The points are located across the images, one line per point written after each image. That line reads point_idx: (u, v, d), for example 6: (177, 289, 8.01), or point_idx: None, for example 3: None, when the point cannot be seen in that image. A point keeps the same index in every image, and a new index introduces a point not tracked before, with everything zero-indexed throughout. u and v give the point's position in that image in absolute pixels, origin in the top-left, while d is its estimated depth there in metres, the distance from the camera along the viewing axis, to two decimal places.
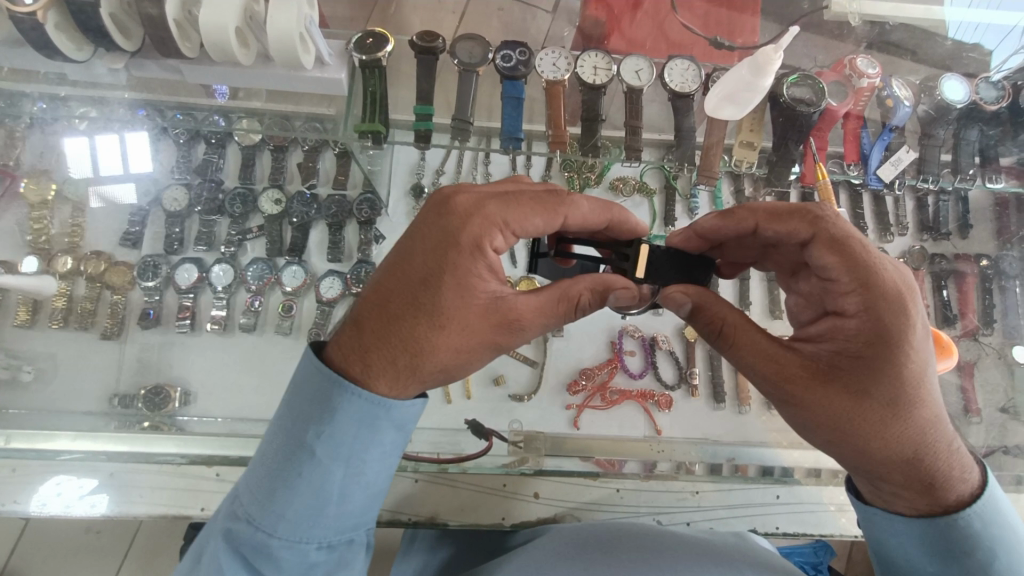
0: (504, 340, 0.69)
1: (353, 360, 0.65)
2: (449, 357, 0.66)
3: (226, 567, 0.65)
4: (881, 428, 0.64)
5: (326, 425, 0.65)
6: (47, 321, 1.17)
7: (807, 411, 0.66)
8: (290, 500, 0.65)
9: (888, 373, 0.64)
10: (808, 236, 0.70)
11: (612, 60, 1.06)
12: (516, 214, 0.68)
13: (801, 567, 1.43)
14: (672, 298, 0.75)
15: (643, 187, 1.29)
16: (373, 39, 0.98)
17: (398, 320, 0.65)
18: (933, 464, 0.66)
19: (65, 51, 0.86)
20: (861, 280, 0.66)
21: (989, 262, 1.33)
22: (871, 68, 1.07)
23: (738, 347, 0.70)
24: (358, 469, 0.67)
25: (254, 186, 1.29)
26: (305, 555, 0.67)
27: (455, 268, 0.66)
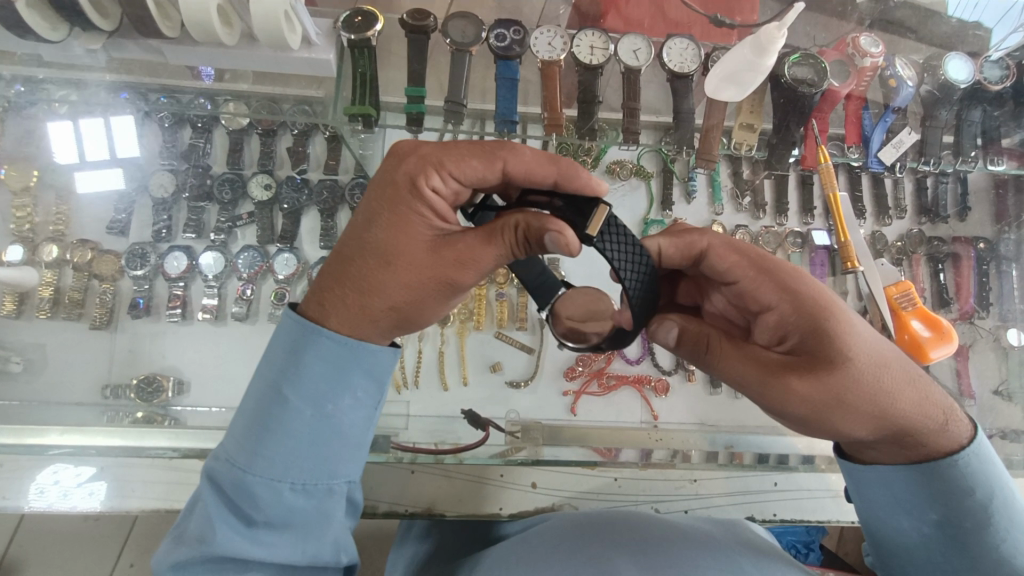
0: (456, 277, 0.66)
1: (310, 302, 0.67)
2: (402, 297, 0.65)
3: (207, 505, 0.63)
4: (862, 395, 0.62)
5: (297, 364, 0.65)
6: (33, 311, 1.15)
7: (801, 404, 0.63)
8: (263, 438, 0.64)
9: (839, 338, 0.64)
10: (705, 246, 0.72)
11: (609, 39, 1.03)
12: (450, 155, 0.66)
13: (793, 546, 1.45)
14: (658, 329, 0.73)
15: (640, 170, 1.26)
16: (362, 18, 0.95)
17: (347, 261, 0.65)
18: (927, 411, 0.66)
19: (40, 31, 0.83)
20: (760, 267, 0.70)
21: (987, 244, 1.32)
22: (874, 47, 1.05)
23: (722, 361, 0.69)
24: (331, 412, 0.66)
25: (243, 171, 1.25)
26: (281, 496, 0.64)
27: (394, 207, 0.65)
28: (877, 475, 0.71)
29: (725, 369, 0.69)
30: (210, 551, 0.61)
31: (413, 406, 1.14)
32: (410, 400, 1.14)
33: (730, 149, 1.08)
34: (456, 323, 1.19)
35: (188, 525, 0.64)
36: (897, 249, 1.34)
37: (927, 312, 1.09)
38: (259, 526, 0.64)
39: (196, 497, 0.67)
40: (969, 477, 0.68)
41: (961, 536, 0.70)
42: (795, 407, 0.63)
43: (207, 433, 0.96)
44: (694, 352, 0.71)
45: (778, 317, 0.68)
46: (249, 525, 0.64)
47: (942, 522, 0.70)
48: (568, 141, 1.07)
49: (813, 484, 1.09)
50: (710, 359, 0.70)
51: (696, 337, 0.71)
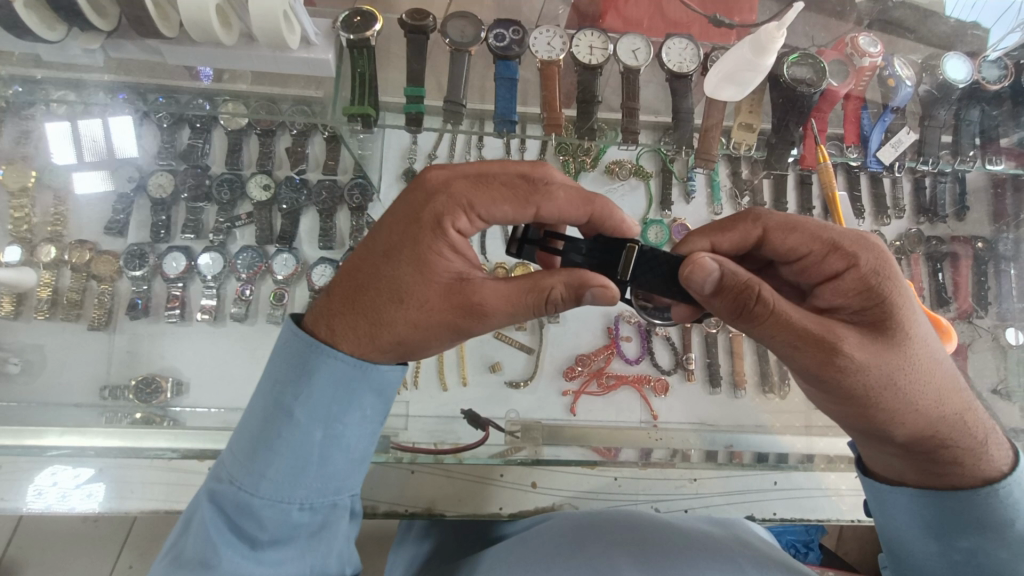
0: (467, 324, 0.65)
1: (320, 325, 0.66)
2: (411, 333, 0.64)
3: (210, 528, 0.63)
4: (911, 384, 0.61)
5: (304, 385, 0.64)
6: (31, 312, 1.15)
7: (855, 377, 0.60)
8: (269, 458, 0.64)
9: (903, 321, 0.62)
10: (759, 232, 0.68)
11: (608, 39, 1.03)
12: (482, 197, 0.65)
13: (792, 545, 1.45)
14: (699, 266, 0.62)
15: (639, 170, 1.26)
16: (361, 18, 0.95)
17: (361, 290, 0.64)
18: (965, 420, 0.65)
19: (37, 31, 0.82)
20: (829, 242, 0.65)
21: (985, 244, 1.32)
22: (873, 47, 1.05)
23: (771, 322, 0.60)
24: (338, 432, 0.67)
25: (242, 171, 1.25)
26: (287, 515, 0.65)
27: (415, 243, 0.64)
28: (904, 492, 0.70)
29: (777, 328, 0.60)
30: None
31: (412, 406, 1.14)
32: (409, 400, 1.14)
33: (730, 149, 1.08)
34: None
35: (188, 547, 0.63)
36: (896, 249, 1.34)
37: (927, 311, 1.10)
38: (264, 546, 0.65)
39: (194, 515, 0.66)
40: (1007, 507, 0.67)
41: (985, 565, 0.69)
42: (846, 381, 0.60)
43: (206, 434, 0.96)
44: (736, 307, 0.62)
45: (839, 287, 0.64)
46: (254, 547, 0.64)
47: (967, 548, 0.69)
48: (567, 141, 1.07)
49: (812, 484, 1.09)
50: (752, 321, 0.62)
51: (739, 288, 0.61)
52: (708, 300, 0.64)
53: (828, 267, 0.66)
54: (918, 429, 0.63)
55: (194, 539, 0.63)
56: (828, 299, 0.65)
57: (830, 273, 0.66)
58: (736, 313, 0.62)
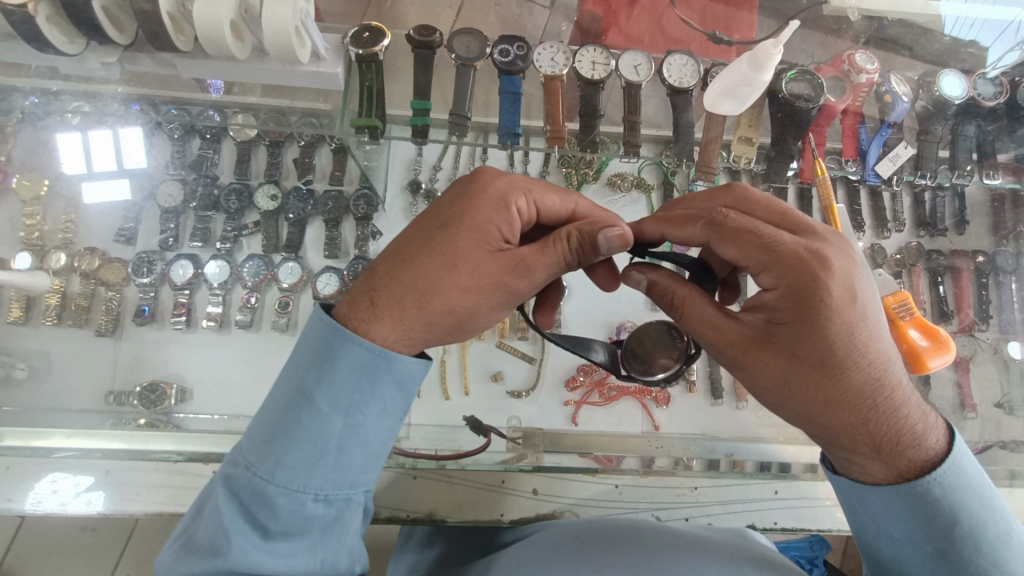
0: (515, 287, 0.69)
1: (361, 304, 0.67)
2: (460, 298, 0.67)
3: (223, 514, 0.63)
4: (806, 391, 0.63)
5: (326, 373, 0.65)
6: (40, 318, 1.16)
7: (744, 374, 0.67)
8: (286, 445, 0.65)
9: (811, 340, 0.62)
10: (704, 238, 0.68)
11: (610, 55, 1.05)
12: (538, 185, 0.72)
13: (796, 561, 1.44)
14: (631, 277, 0.75)
15: (641, 183, 1.28)
16: (369, 33, 0.97)
17: (411, 261, 0.67)
18: (888, 432, 0.64)
19: (57, 45, 0.85)
20: (767, 258, 0.63)
21: (985, 258, 1.33)
22: (869, 64, 1.07)
23: (690, 318, 0.70)
24: (358, 423, 0.67)
25: (250, 181, 1.28)
26: (302, 505, 0.65)
27: (474, 214, 0.68)
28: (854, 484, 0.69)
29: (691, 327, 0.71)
30: (227, 562, 0.62)
31: (415, 415, 1.14)
32: (411, 409, 1.15)
33: (730, 162, 1.10)
34: None
35: (201, 531, 0.64)
36: (896, 261, 1.35)
37: (926, 323, 1.09)
38: (275, 537, 0.65)
39: (207, 500, 0.67)
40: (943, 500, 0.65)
41: (947, 552, 0.67)
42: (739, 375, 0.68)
43: (211, 439, 0.97)
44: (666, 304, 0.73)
45: (760, 300, 0.66)
46: (265, 536, 0.65)
47: (922, 538, 0.67)
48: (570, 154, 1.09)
49: (810, 493, 1.10)
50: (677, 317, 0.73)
51: (667, 292, 0.73)
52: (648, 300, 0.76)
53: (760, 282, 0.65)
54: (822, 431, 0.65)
55: (208, 523, 0.64)
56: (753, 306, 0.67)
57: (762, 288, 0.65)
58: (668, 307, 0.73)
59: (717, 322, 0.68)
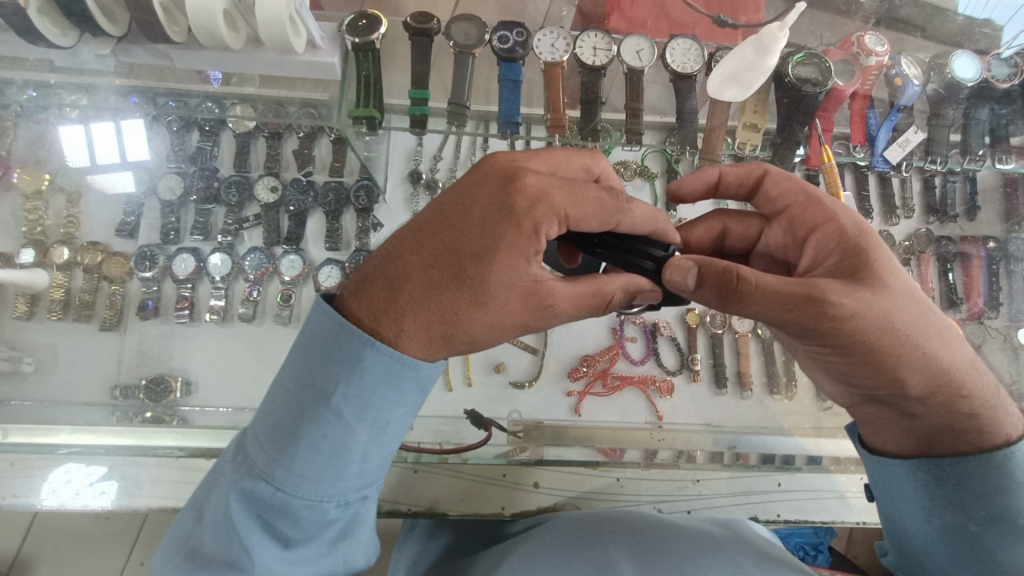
0: (535, 323, 0.66)
1: (382, 321, 0.62)
2: (485, 331, 0.64)
3: (242, 526, 0.63)
4: (897, 318, 0.61)
5: (354, 387, 0.62)
6: (45, 312, 1.16)
7: (849, 327, 0.60)
8: (309, 459, 0.63)
9: (886, 268, 0.64)
10: (762, 173, 0.78)
11: (612, 40, 1.03)
12: (578, 208, 0.64)
13: (801, 547, 1.44)
14: (676, 265, 0.67)
15: (644, 171, 1.26)
16: (365, 21, 0.96)
17: (436, 289, 0.61)
18: (953, 362, 0.65)
19: (49, 36, 0.84)
20: (808, 196, 0.73)
21: (996, 244, 1.31)
22: (879, 46, 1.04)
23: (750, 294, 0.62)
24: (382, 431, 0.66)
25: (250, 174, 1.27)
26: (324, 512, 0.66)
27: (508, 244, 0.61)
28: (900, 465, 0.73)
29: (761, 302, 0.61)
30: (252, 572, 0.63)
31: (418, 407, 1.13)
32: None
33: (735, 149, 1.08)
34: None
35: (216, 540, 0.64)
36: (905, 248, 1.33)
37: None
38: (296, 543, 0.66)
39: (217, 502, 0.65)
40: (969, 472, 0.69)
41: (981, 541, 0.71)
42: (837, 331, 0.61)
43: (214, 433, 0.97)
44: (722, 287, 0.63)
45: (821, 242, 0.69)
46: (286, 542, 0.66)
47: (960, 523, 0.72)
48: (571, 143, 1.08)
49: (815, 485, 1.08)
50: (740, 301, 0.63)
51: (717, 273, 0.64)
52: (691, 294, 0.67)
53: (810, 221, 0.72)
54: (906, 375, 0.64)
55: (223, 530, 0.64)
56: (810, 256, 0.70)
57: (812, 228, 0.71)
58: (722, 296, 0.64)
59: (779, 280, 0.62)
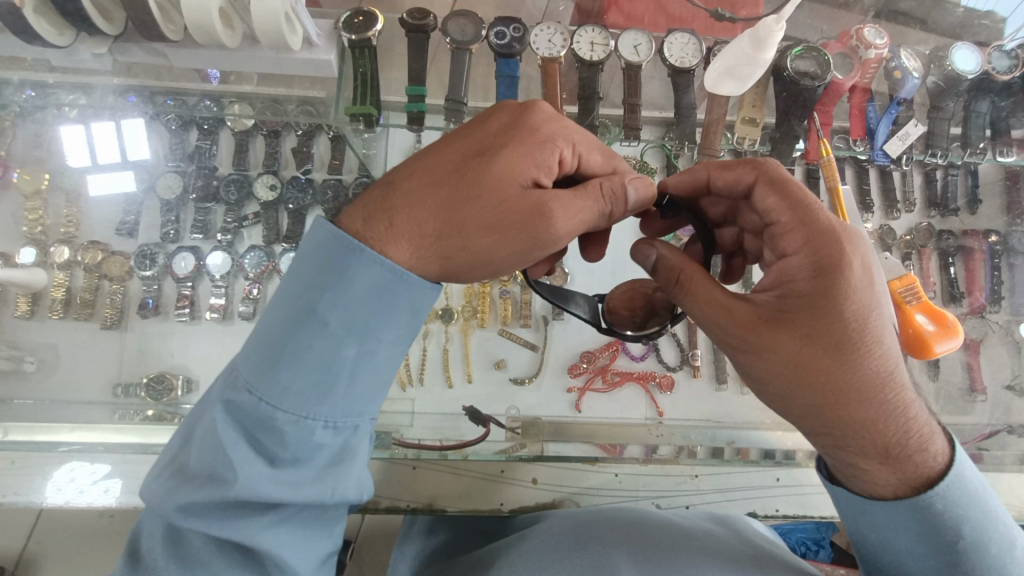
0: (534, 231, 0.65)
1: (375, 220, 0.64)
2: (480, 235, 0.64)
3: (224, 437, 0.59)
4: (814, 366, 0.60)
5: (342, 290, 0.61)
6: (46, 311, 1.17)
7: (754, 353, 0.63)
8: (293, 369, 0.60)
9: (831, 316, 0.60)
10: (750, 180, 0.70)
11: (609, 35, 1.03)
12: (585, 138, 0.71)
13: (802, 543, 1.44)
14: (639, 251, 0.73)
15: (643, 167, 1.19)
16: (362, 18, 0.96)
17: (438, 184, 0.65)
18: (892, 424, 0.60)
19: (45, 36, 0.84)
20: (798, 215, 0.64)
21: (998, 237, 1.30)
22: (879, 39, 1.03)
23: (698, 299, 0.67)
24: (370, 348, 0.64)
25: (249, 172, 1.27)
26: (310, 433, 0.61)
27: (514, 147, 0.67)
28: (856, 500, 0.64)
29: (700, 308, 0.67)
30: (232, 489, 0.58)
31: (417, 403, 1.14)
32: (414, 398, 1.15)
33: (734, 143, 1.08)
34: (459, 322, 1.21)
35: (197, 458, 0.60)
36: (906, 243, 1.31)
37: (933, 307, 1.06)
38: (284, 464, 0.61)
39: (203, 423, 0.62)
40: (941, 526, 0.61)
41: None
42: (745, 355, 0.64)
43: None
44: (667, 285, 0.71)
45: (783, 270, 0.64)
46: (271, 464, 0.61)
47: (924, 574, 0.63)
48: None
49: (816, 480, 1.08)
50: (682, 298, 0.69)
51: (669, 270, 0.70)
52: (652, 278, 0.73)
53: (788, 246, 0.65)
54: (822, 424, 0.61)
55: (205, 450, 0.60)
56: (771, 280, 0.65)
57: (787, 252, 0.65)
58: (672, 289, 0.70)
59: (722, 300, 0.65)
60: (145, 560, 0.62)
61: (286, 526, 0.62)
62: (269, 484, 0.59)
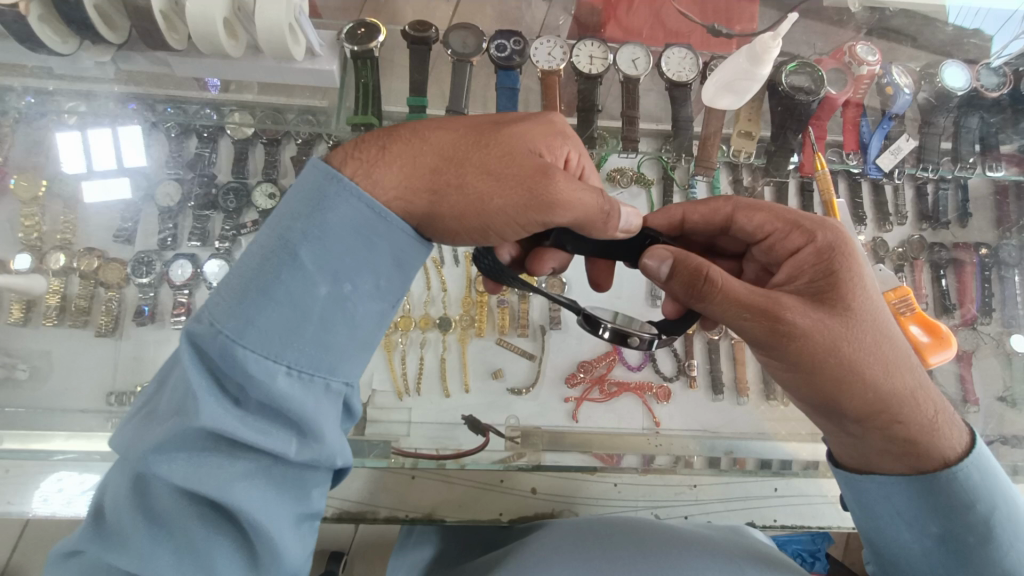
0: (531, 187, 0.65)
1: (372, 150, 0.66)
2: (477, 179, 0.65)
3: (189, 373, 0.58)
4: (859, 344, 0.64)
5: (318, 228, 0.61)
6: (40, 318, 1.16)
7: (800, 337, 0.64)
8: (266, 307, 0.59)
9: (854, 291, 0.66)
10: (729, 210, 0.79)
11: (608, 49, 1.04)
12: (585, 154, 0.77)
13: (798, 554, 1.45)
14: (654, 254, 0.71)
15: (640, 178, 1.20)
16: (364, 29, 0.97)
17: (443, 135, 0.68)
18: (918, 392, 0.67)
19: (50, 44, 0.85)
20: (790, 221, 0.73)
21: (989, 250, 1.32)
22: (871, 55, 1.05)
23: (722, 293, 0.66)
24: (347, 295, 0.63)
25: (248, 180, 1.26)
26: (275, 376, 0.59)
27: (525, 125, 0.71)
28: (877, 481, 0.70)
29: (720, 306, 0.67)
30: (196, 423, 0.56)
31: (415, 412, 1.14)
32: (411, 407, 1.15)
33: (730, 156, 1.10)
34: (457, 331, 1.21)
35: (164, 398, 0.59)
36: (899, 255, 1.32)
37: (927, 317, 1.08)
38: (249, 408, 0.60)
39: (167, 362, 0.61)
40: (970, 488, 0.67)
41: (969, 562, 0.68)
42: (780, 341, 0.65)
43: None
44: (688, 287, 0.69)
45: (798, 263, 0.70)
46: (238, 407, 0.59)
47: (949, 541, 0.69)
48: None
49: (814, 491, 1.09)
50: (704, 301, 0.68)
51: (691, 272, 0.68)
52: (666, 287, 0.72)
53: (791, 244, 0.73)
54: (870, 401, 0.65)
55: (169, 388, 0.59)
56: (786, 274, 0.71)
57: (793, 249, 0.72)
58: (689, 292, 0.69)
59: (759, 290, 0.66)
60: (112, 519, 0.60)
61: (256, 481, 0.60)
62: (232, 423, 0.58)
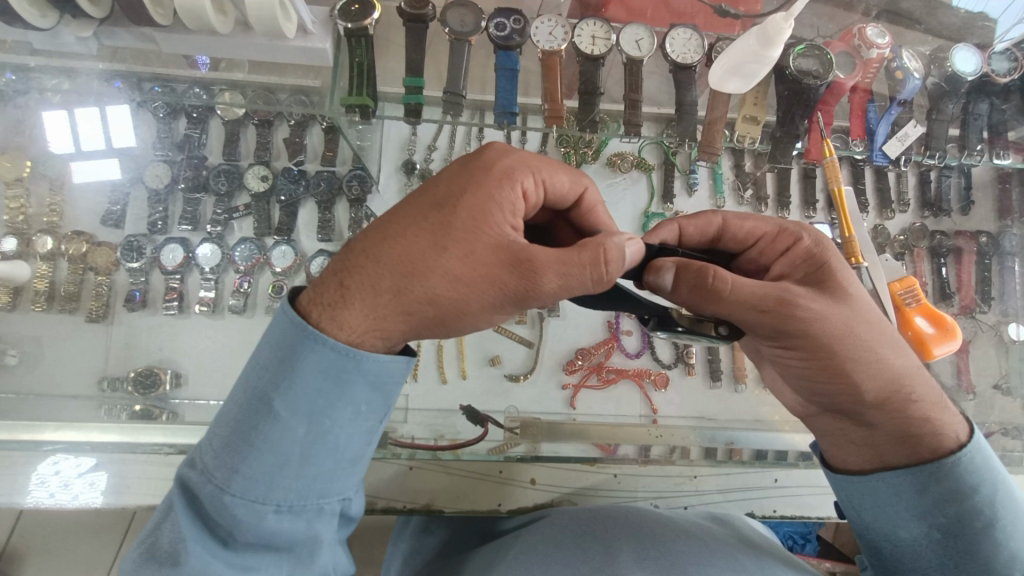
0: (515, 284, 0.60)
1: (328, 287, 0.60)
2: (449, 288, 0.59)
3: (181, 522, 0.59)
4: (865, 324, 0.66)
5: (289, 375, 0.58)
6: (28, 304, 1.13)
7: (810, 326, 0.64)
8: (246, 457, 0.58)
9: (847, 280, 0.68)
10: (720, 222, 0.77)
11: (611, 29, 1.01)
12: (547, 167, 0.67)
13: (789, 535, 1.47)
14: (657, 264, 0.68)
15: (641, 163, 1.22)
16: (358, 5, 0.91)
17: (390, 242, 0.59)
18: (919, 374, 0.69)
19: (28, 18, 0.82)
20: (779, 225, 0.74)
21: (989, 238, 1.31)
22: (881, 38, 1.03)
23: (728, 293, 0.64)
24: (326, 427, 0.60)
25: (240, 162, 1.23)
26: (261, 518, 0.59)
27: (477, 190, 0.61)
28: (896, 477, 0.69)
29: (733, 303, 0.65)
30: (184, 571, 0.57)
31: (411, 399, 1.12)
32: (408, 393, 1.13)
33: (734, 141, 1.08)
34: None
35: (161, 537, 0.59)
36: (900, 243, 1.32)
37: (932, 308, 1.07)
38: (238, 547, 0.60)
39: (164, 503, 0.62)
40: (975, 474, 0.67)
41: (974, 550, 0.68)
42: (796, 331, 0.64)
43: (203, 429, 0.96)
44: (695, 290, 0.66)
45: (790, 261, 0.71)
46: (227, 546, 0.60)
47: (958, 534, 0.68)
48: (569, 134, 1.06)
49: (813, 481, 1.09)
50: (715, 301, 0.65)
51: (694, 271, 0.66)
52: (671, 296, 0.68)
53: (779, 246, 0.74)
54: (879, 383, 0.67)
55: (166, 532, 0.59)
56: (777, 272, 0.72)
57: (783, 250, 0.73)
58: (696, 295, 0.66)
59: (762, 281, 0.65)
60: None
61: None
62: (222, 565, 0.58)
